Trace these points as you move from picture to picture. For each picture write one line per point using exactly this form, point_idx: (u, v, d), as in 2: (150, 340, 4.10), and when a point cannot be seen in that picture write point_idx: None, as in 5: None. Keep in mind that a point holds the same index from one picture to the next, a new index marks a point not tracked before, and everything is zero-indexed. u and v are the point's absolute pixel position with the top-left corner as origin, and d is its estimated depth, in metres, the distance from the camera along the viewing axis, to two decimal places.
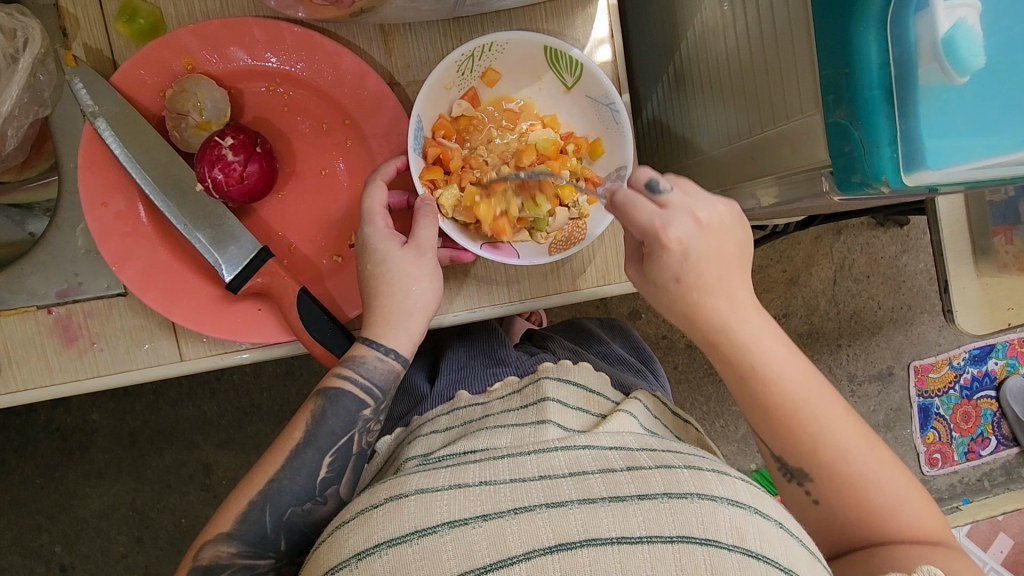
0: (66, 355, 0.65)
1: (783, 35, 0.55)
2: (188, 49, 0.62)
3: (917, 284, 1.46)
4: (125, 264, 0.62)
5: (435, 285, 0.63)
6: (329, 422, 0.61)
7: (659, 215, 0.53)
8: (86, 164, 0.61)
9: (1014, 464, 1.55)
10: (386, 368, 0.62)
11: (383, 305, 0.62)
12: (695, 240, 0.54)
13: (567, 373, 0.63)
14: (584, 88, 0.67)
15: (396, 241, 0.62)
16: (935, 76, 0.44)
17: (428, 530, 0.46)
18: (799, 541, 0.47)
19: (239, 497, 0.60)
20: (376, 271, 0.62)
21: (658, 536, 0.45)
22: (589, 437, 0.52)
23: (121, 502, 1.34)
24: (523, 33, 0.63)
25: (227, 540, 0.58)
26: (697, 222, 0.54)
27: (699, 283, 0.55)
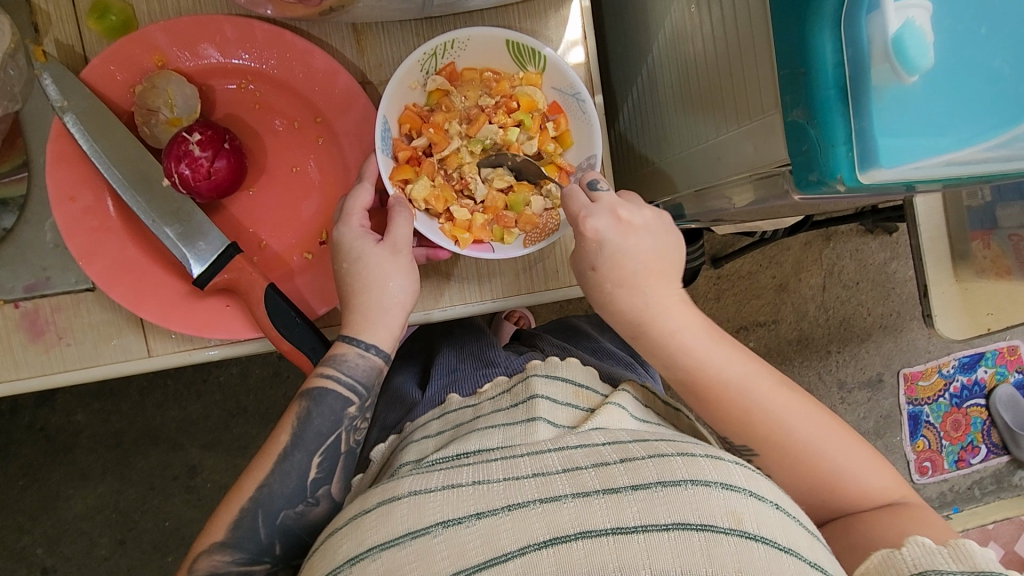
0: (33, 350, 0.65)
1: (747, 36, 0.56)
2: (158, 46, 0.62)
3: (906, 291, 1.46)
4: (91, 259, 0.62)
5: (412, 280, 0.63)
6: (315, 422, 0.61)
7: (586, 207, 0.59)
8: (54, 158, 0.61)
9: (1005, 472, 1.54)
10: (368, 364, 0.62)
11: (357, 302, 0.62)
12: (611, 232, 0.58)
13: (555, 369, 0.62)
14: (549, 81, 0.66)
15: (369, 238, 0.62)
16: (887, 77, 0.44)
17: (421, 531, 0.46)
18: (797, 519, 0.46)
19: (229, 507, 0.59)
20: (351, 270, 0.62)
21: (653, 525, 0.43)
22: (581, 436, 0.51)
23: (105, 504, 1.33)
24: (486, 29, 0.63)
25: (222, 549, 0.58)
26: (619, 219, 0.59)
27: (615, 278, 0.59)
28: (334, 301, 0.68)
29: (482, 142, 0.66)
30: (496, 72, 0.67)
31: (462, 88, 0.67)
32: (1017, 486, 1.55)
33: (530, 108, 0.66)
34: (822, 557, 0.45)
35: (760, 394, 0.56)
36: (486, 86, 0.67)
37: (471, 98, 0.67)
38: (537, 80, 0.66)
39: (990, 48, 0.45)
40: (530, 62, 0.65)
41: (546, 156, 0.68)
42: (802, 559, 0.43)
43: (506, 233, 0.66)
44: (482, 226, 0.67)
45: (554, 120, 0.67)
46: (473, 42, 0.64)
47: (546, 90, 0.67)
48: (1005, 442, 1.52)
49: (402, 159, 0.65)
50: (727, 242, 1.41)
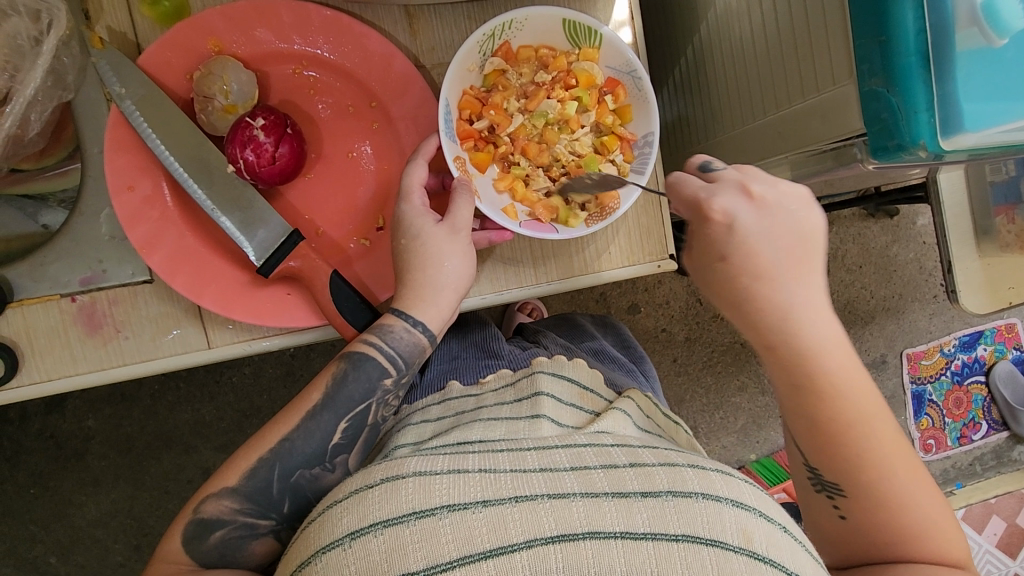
0: (90, 344, 0.63)
1: (815, 8, 0.55)
2: (215, 30, 0.61)
3: (908, 274, 1.49)
4: (152, 249, 0.61)
5: (467, 262, 0.63)
6: (349, 386, 0.60)
7: (705, 189, 0.51)
8: (112, 147, 0.60)
9: (1005, 448, 1.58)
10: (413, 340, 0.62)
11: (417, 280, 0.62)
12: (745, 212, 0.49)
13: (562, 368, 0.64)
14: (604, 58, 0.66)
15: (429, 218, 0.62)
16: (975, 39, 0.45)
17: (427, 512, 0.45)
18: (803, 545, 0.47)
19: (247, 454, 0.59)
20: (409, 247, 0.62)
21: (663, 534, 0.43)
22: (589, 437, 0.52)
23: (119, 510, 1.31)
24: (542, 8, 0.63)
25: (231, 495, 0.58)
26: (752, 198, 0.50)
27: (750, 268, 0.50)
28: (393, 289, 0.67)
29: (542, 118, 0.67)
30: (552, 50, 0.66)
31: (518, 66, 0.67)
32: (1016, 461, 1.59)
33: (589, 84, 0.66)
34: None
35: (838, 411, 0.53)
36: (542, 63, 0.67)
37: (527, 75, 0.67)
38: (594, 55, 0.65)
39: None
40: (587, 41, 0.65)
41: (606, 129, 0.68)
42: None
43: (574, 210, 0.66)
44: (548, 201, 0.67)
45: (611, 93, 0.67)
46: (533, 23, 0.64)
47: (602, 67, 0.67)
48: (1005, 418, 1.55)
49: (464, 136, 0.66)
50: None
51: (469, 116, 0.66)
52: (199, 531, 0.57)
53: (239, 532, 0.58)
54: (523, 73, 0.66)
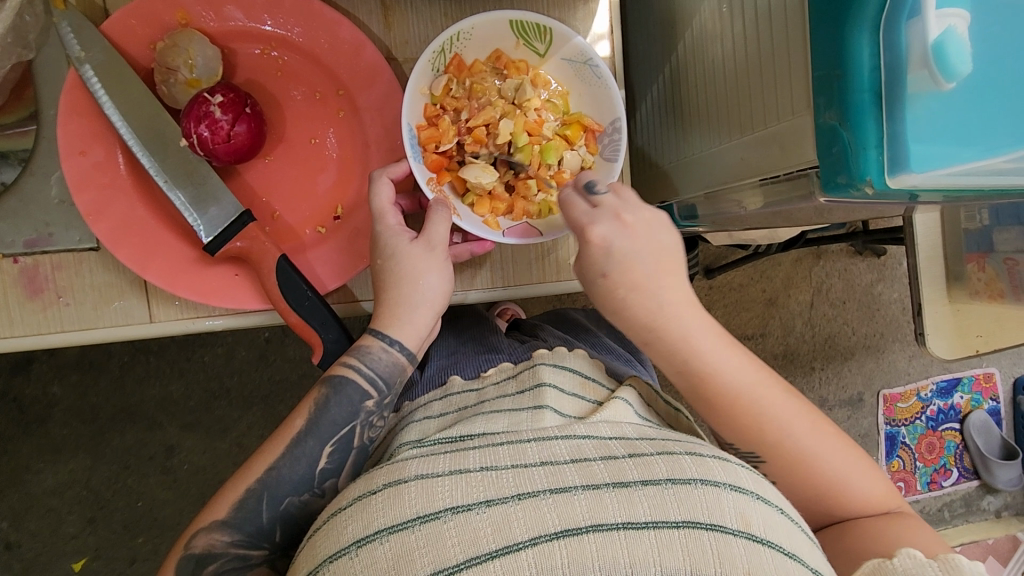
0: (30, 308, 0.63)
1: (780, 40, 0.56)
2: (183, 3, 0.61)
3: (890, 314, 1.49)
4: (99, 216, 0.61)
5: (445, 278, 0.62)
6: (332, 411, 0.59)
7: (587, 214, 0.55)
8: (67, 110, 0.59)
9: (974, 497, 1.56)
10: (391, 360, 0.61)
11: (393, 296, 0.61)
12: (617, 238, 0.54)
13: (562, 359, 0.62)
14: (556, 54, 0.65)
15: (404, 236, 0.61)
16: (925, 83, 0.44)
17: (431, 516, 0.44)
18: (801, 527, 0.46)
19: (236, 485, 0.58)
20: (386, 267, 0.61)
21: (663, 522, 0.43)
22: (589, 425, 0.51)
23: (76, 481, 1.29)
24: (488, 14, 0.62)
25: (221, 528, 0.56)
26: (625, 222, 0.55)
27: (626, 281, 0.55)
28: (345, 279, 0.66)
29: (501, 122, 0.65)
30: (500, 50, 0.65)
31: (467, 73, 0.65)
32: (985, 511, 1.57)
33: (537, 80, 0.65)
34: (822, 563, 0.46)
35: (773, 412, 0.55)
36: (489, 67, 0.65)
37: (485, 79, 0.65)
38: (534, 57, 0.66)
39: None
40: (537, 39, 0.64)
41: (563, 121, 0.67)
42: (804, 565, 0.44)
43: (553, 204, 0.66)
44: (525, 199, 0.67)
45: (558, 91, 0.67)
46: (485, 28, 0.63)
47: (556, 63, 0.66)
48: (977, 467, 1.54)
49: (427, 141, 0.64)
50: (721, 254, 1.41)
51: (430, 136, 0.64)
52: (190, 566, 0.56)
53: (232, 566, 0.56)
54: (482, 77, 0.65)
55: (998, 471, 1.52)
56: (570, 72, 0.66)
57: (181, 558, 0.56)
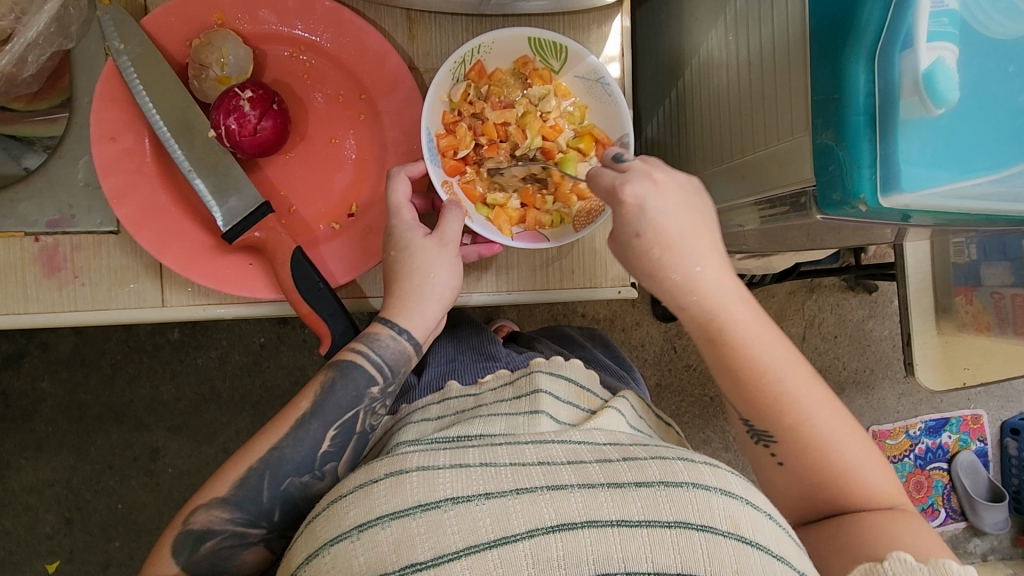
0: (45, 285, 0.64)
1: (783, 66, 0.59)
2: (220, 5, 0.64)
3: (880, 351, 1.51)
4: (123, 200, 0.63)
5: (454, 275, 0.64)
6: (337, 394, 0.61)
7: (618, 176, 0.58)
8: (102, 98, 0.62)
9: (961, 538, 1.56)
10: (398, 348, 0.63)
11: (399, 289, 0.63)
12: (650, 197, 0.57)
13: (558, 368, 0.62)
14: (570, 71, 0.69)
15: (419, 231, 0.64)
16: (915, 109, 0.47)
17: (432, 505, 0.45)
18: (786, 530, 0.47)
19: (236, 463, 0.59)
20: (399, 259, 0.63)
21: (656, 521, 0.44)
22: (583, 433, 0.52)
23: (57, 479, 1.28)
24: (507, 30, 0.65)
25: (221, 505, 0.57)
26: (656, 182, 0.57)
27: (661, 244, 0.57)
28: (355, 274, 0.68)
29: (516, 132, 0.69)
30: (517, 65, 0.69)
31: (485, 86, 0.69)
32: (971, 554, 1.57)
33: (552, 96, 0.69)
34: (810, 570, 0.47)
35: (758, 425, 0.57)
36: (508, 80, 0.69)
37: (503, 93, 0.69)
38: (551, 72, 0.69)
39: (1019, 84, 0.48)
40: (552, 57, 0.68)
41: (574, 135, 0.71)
42: (791, 567, 0.45)
43: (565, 215, 0.69)
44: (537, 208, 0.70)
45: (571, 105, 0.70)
46: (504, 45, 0.67)
47: (569, 81, 0.69)
48: (964, 509, 1.55)
49: (445, 149, 0.68)
50: None
51: (448, 143, 0.68)
52: (188, 543, 0.57)
53: (229, 542, 0.57)
54: (499, 91, 0.68)
55: (985, 513, 1.52)
56: (583, 90, 0.70)
57: (179, 534, 0.57)
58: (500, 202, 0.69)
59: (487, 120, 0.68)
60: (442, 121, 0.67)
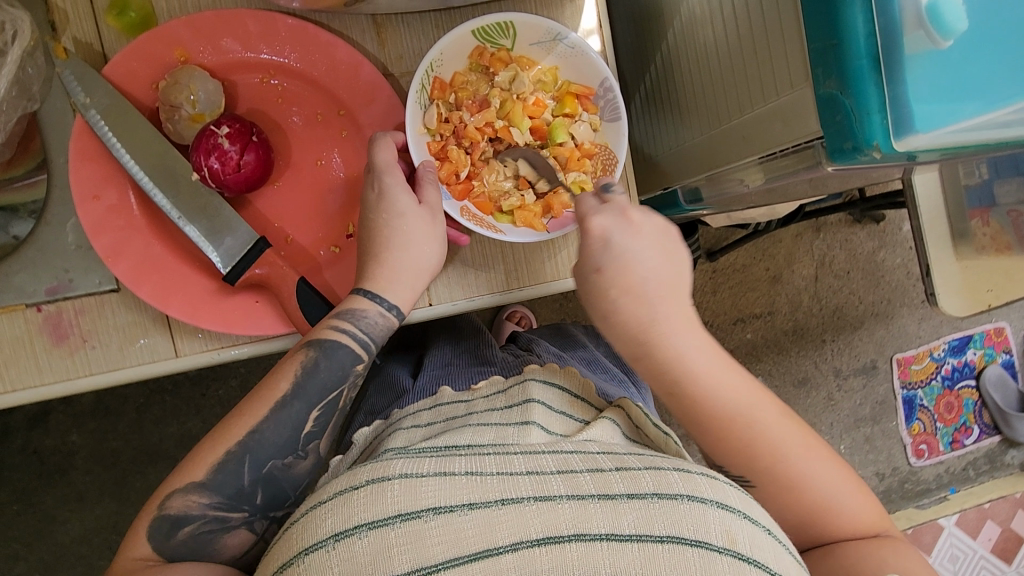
0: (56, 354, 0.63)
1: (772, 15, 0.56)
2: (181, 41, 0.61)
3: (895, 280, 1.47)
4: (118, 258, 0.61)
5: (442, 247, 0.65)
6: (320, 376, 0.59)
7: (594, 207, 0.58)
8: (77, 156, 0.60)
9: (997, 452, 1.56)
10: (384, 324, 0.62)
11: (385, 258, 0.63)
12: (619, 231, 0.56)
13: (552, 376, 0.63)
14: (524, 43, 0.65)
15: (411, 198, 0.63)
16: (921, 43, 0.45)
17: (413, 514, 0.44)
18: (788, 549, 0.47)
19: (214, 446, 0.56)
20: (389, 224, 0.62)
21: (648, 535, 0.43)
22: (576, 444, 0.51)
23: (104, 526, 1.29)
24: (448, 34, 0.62)
25: (199, 490, 0.55)
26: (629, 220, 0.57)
27: (619, 284, 0.56)
28: None
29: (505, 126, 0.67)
30: (471, 60, 0.66)
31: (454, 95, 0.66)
32: (1009, 465, 1.57)
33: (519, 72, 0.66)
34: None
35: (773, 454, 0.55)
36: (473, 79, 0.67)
37: (472, 94, 0.67)
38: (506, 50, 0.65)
39: None
40: (502, 37, 0.64)
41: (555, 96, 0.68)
42: None
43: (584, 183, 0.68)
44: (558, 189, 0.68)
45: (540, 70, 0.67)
46: (457, 48, 0.64)
47: (527, 50, 0.66)
48: (997, 422, 1.54)
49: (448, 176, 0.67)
50: (722, 236, 1.40)
51: (448, 165, 0.67)
52: (163, 529, 0.54)
53: (209, 528, 0.55)
54: (467, 94, 0.66)
55: (1017, 424, 1.51)
56: (542, 53, 0.66)
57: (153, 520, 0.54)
58: (519, 203, 0.68)
59: (468, 126, 0.66)
60: (431, 144, 0.66)
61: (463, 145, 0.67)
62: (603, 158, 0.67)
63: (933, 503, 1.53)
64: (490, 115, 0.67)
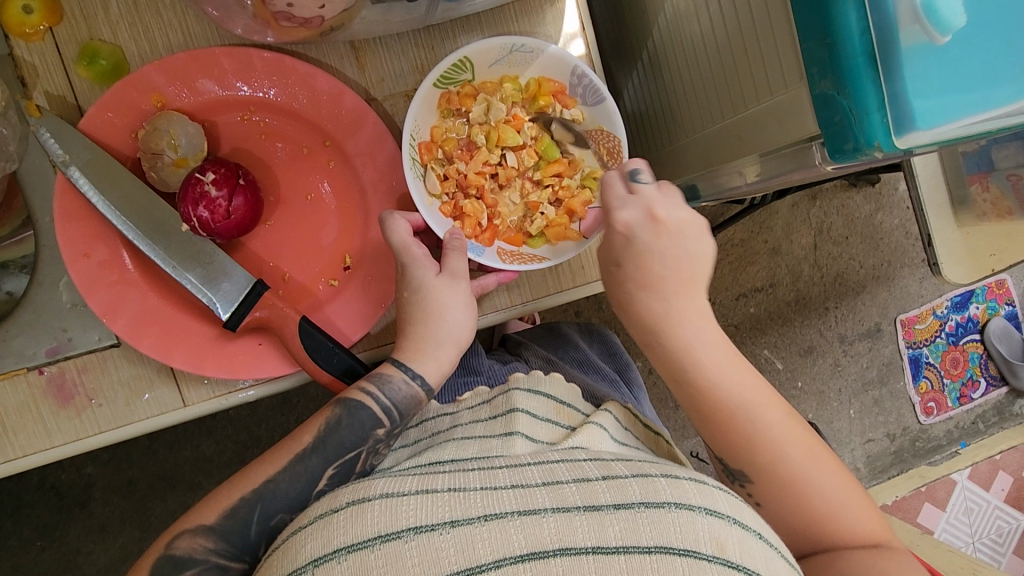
0: (63, 416, 0.62)
1: (760, 12, 0.55)
2: (156, 86, 0.60)
3: (895, 241, 1.46)
4: (115, 314, 0.61)
5: (470, 315, 0.64)
6: (341, 433, 0.57)
7: (622, 200, 0.57)
8: (63, 216, 0.59)
9: (1005, 403, 1.56)
10: (410, 393, 0.60)
11: (413, 332, 0.62)
12: (641, 228, 0.57)
13: (538, 383, 0.60)
14: (485, 70, 0.64)
15: (430, 269, 0.62)
16: (918, 37, 0.43)
17: (392, 536, 0.43)
18: (778, 552, 0.45)
19: (229, 492, 0.55)
20: (412, 299, 0.62)
21: (636, 546, 0.42)
22: (563, 453, 0.50)
23: (129, 554, 1.28)
24: (414, 101, 0.62)
25: (206, 533, 0.53)
26: (657, 219, 0.57)
27: (639, 276, 0.58)
28: (368, 328, 0.66)
29: (498, 157, 0.67)
30: (442, 109, 0.65)
31: (442, 150, 0.66)
32: (1018, 415, 1.58)
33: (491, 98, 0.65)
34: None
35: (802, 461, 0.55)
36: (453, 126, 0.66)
37: (459, 141, 0.66)
38: (469, 83, 0.64)
39: None
40: (460, 74, 0.63)
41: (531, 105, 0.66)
42: None
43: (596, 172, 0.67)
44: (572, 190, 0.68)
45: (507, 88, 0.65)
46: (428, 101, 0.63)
47: (488, 75, 0.64)
48: (1003, 374, 1.53)
49: (473, 229, 0.66)
50: (719, 212, 1.38)
51: (467, 213, 0.66)
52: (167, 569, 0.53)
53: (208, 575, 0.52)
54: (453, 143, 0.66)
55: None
56: (504, 70, 0.65)
57: (158, 559, 0.53)
58: (545, 222, 0.67)
59: (468, 174, 0.66)
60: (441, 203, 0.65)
61: (471, 191, 0.67)
62: (604, 143, 0.66)
63: (945, 459, 1.54)
64: (484, 154, 0.66)
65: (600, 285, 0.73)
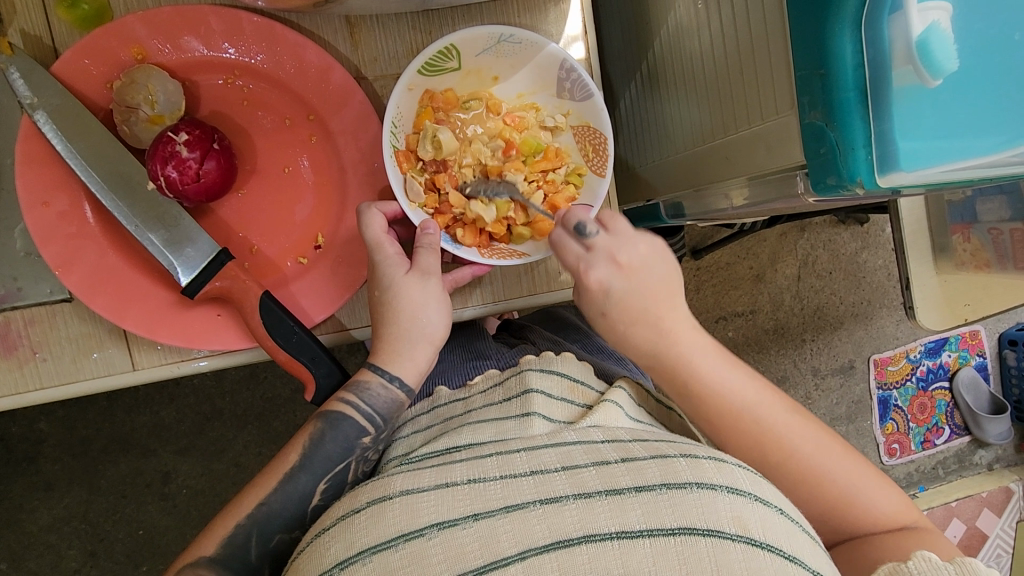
0: (4, 366, 0.60)
1: (759, 37, 0.54)
2: (137, 38, 0.58)
3: (876, 281, 1.48)
4: (69, 268, 0.59)
5: (444, 310, 0.61)
6: (326, 447, 0.57)
7: (582, 258, 0.56)
8: (24, 160, 0.57)
9: (966, 452, 1.58)
10: (389, 397, 0.59)
11: (384, 332, 0.60)
12: (615, 280, 0.55)
13: (551, 363, 0.58)
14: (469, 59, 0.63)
15: (400, 267, 0.61)
16: (910, 78, 0.43)
17: (414, 534, 0.43)
18: (801, 525, 0.44)
19: (224, 522, 0.55)
20: (383, 299, 0.60)
21: (658, 530, 0.41)
22: (579, 432, 0.49)
23: (73, 515, 1.24)
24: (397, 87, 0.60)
25: (208, 565, 0.54)
26: (622, 266, 0.55)
27: (665, 289, 0.55)
28: (334, 309, 0.64)
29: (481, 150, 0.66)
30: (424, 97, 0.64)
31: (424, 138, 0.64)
32: (977, 465, 1.59)
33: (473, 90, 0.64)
34: (824, 565, 0.43)
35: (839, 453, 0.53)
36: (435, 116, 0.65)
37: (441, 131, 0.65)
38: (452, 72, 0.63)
39: None
40: (446, 61, 0.62)
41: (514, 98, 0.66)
42: (805, 568, 0.41)
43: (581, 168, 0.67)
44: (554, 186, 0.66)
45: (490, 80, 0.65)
46: (412, 88, 0.62)
47: (475, 64, 0.64)
48: (967, 423, 1.55)
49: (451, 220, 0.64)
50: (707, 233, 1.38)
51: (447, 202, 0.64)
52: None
53: None
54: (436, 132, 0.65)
55: (988, 426, 1.53)
56: (490, 60, 0.64)
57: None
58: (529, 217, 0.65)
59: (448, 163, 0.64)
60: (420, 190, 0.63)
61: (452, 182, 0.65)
62: (589, 139, 0.66)
63: None
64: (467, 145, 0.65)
65: (577, 288, 0.72)
